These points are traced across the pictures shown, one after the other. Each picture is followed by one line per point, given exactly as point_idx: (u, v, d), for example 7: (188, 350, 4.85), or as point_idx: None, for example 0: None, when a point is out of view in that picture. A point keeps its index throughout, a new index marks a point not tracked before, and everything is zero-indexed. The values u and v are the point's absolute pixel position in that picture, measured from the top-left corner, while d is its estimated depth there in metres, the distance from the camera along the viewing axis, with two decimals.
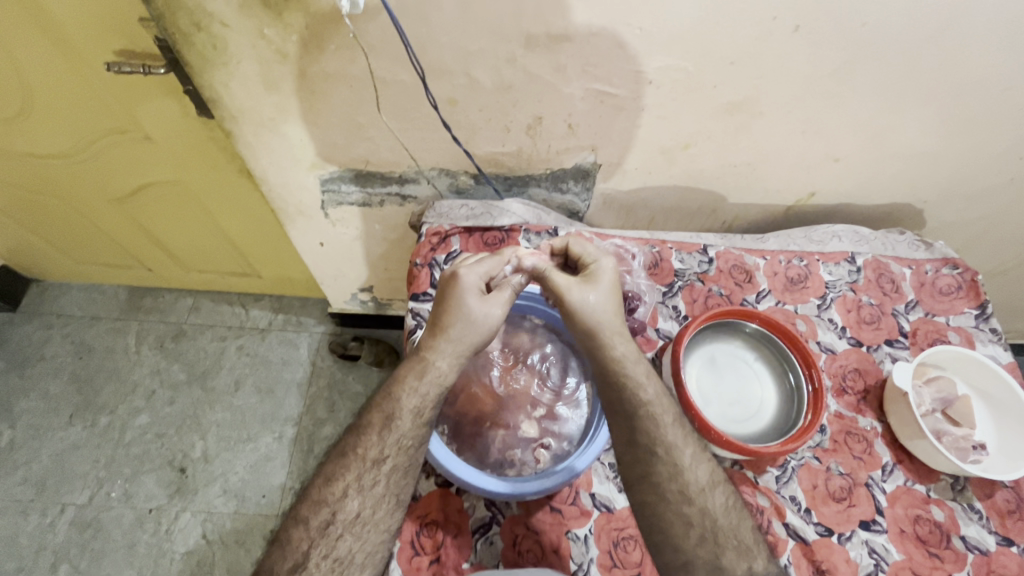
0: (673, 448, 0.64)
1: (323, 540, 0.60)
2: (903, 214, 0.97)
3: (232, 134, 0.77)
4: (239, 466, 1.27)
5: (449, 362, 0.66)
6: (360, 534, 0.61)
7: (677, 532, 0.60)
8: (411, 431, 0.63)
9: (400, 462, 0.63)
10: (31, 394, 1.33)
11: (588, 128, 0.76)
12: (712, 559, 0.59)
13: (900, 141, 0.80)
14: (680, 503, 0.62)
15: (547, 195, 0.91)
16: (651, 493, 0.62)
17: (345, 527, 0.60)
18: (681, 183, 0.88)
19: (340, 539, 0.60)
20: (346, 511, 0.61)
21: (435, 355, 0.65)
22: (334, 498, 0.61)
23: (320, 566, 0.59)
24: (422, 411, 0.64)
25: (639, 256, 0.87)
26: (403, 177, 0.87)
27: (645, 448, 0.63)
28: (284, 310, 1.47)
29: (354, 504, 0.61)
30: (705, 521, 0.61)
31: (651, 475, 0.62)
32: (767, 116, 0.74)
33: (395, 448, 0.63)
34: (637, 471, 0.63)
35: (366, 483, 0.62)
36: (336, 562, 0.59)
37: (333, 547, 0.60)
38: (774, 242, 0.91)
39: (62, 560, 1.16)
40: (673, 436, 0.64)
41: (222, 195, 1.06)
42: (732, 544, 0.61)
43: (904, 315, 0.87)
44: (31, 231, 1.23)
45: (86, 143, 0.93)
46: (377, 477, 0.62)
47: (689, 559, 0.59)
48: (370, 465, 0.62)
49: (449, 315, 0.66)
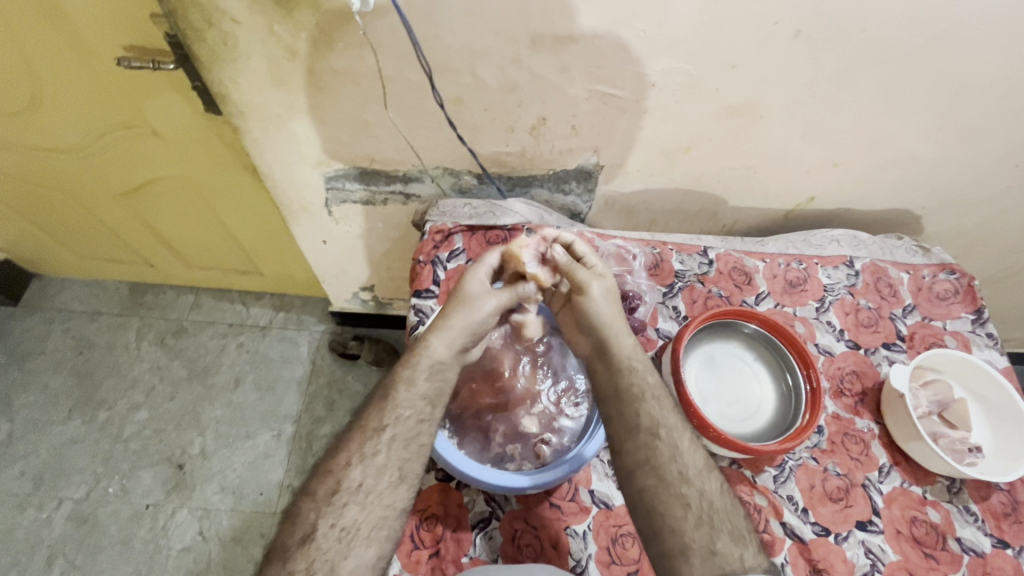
0: (674, 430, 0.64)
1: (329, 509, 0.57)
2: (901, 220, 0.98)
3: (239, 130, 0.77)
4: (237, 463, 1.27)
5: (441, 340, 0.67)
6: (366, 504, 0.58)
7: (676, 514, 0.58)
8: (407, 401, 0.63)
9: (401, 431, 0.62)
10: (30, 388, 1.33)
11: (591, 129, 0.77)
12: (708, 543, 0.56)
13: (898, 147, 0.81)
14: (678, 484, 0.60)
15: (549, 195, 0.92)
16: (651, 477, 0.61)
17: (350, 496, 0.58)
18: (682, 186, 0.89)
19: (345, 508, 0.57)
20: (349, 480, 0.58)
21: (430, 335, 0.68)
22: (339, 468, 0.59)
23: (327, 536, 0.55)
24: (413, 382, 0.65)
25: (640, 257, 0.88)
26: (407, 176, 0.88)
27: (647, 430, 0.63)
28: (285, 308, 1.47)
29: (357, 472, 0.59)
30: (702, 504, 0.59)
31: (652, 459, 0.61)
32: (767, 120, 0.76)
33: (394, 416, 0.62)
34: (639, 454, 0.62)
35: (369, 452, 0.60)
36: (342, 533, 0.56)
37: (339, 516, 0.57)
38: (774, 245, 0.92)
39: (58, 554, 1.16)
40: (674, 419, 0.65)
41: (226, 192, 1.07)
42: (728, 529, 0.58)
43: (902, 319, 0.88)
44: (35, 225, 1.24)
45: (93, 137, 0.94)
46: (379, 445, 0.60)
47: (687, 544, 0.56)
48: (371, 434, 0.61)
49: (451, 301, 0.70)
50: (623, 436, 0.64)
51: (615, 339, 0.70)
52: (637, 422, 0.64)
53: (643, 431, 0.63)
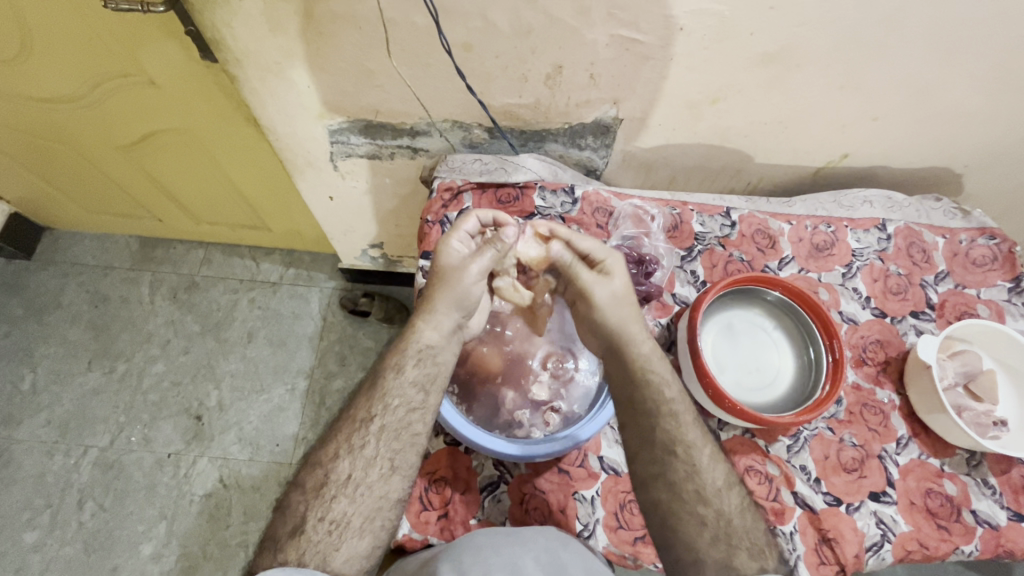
0: (693, 448, 0.61)
1: (316, 502, 0.57)
2: (939, 180, 0.92)
3: (237, 79, 0.73)
4: (252, 416, 1.30)
5: (431, 326, 0.65)
6: (356, 498, 0.57)
7: (689, 531, 0.57)
8: (397, 389, 0.62)
9: (390, 422, 0.60)
10: (50, 340, 1.36)
11: (610, 78, 0.71)
12: (725, 559, 0.55)
13: (947, 98, 0.74)
14: (694, 503, 0.59)
15: (564, 151, 0.86)
16: (665, 491, 0.60)
17: (339, 489, 0.57)
18: (707, 141, 0.83)
19: (334, 501, 0.57)
20: (337, 471, 0.58)
21: (421, 322, 0.65)
22: (327, 460, 0.59)
23: (317, 529, 0.55)
24: (402, 368, 0.63)
25: (658, 218, 0.84)
26: (414, 130, 0.83)
27: (663, 447, 0.61)
28: (295, 263, 1.46)
29: (346, 465, 0.58)
30: (719, 522, 0.58)
31: (667, 474, 0.60)
32: (805, 69, 0.69)
33: (382, 407, 0.61)
34: (653, 468, 0.61)
35: (358, 445, 0.59)
36: (332, 525, 0.55)
37: (328, 509, 0.56)
38: (802, 206, 0.87)
39: (88, 498, 1.21)
40: (695, 438, 0.62)
41: (230, 145, 1.03)
42: (746, 545, 0.57)
43: (933, 286, 0.83)
44: (40, 177, 1.22)
45: (89, 87, 0.90)
46: (367, 437, 0.60)
47: (701, 557, 0.56)
48: (359, 425, 0.60)
49: (435, 281, 0.66)
50: (637, 446, 0.62)
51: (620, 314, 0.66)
52: (654, 432, 0.62)
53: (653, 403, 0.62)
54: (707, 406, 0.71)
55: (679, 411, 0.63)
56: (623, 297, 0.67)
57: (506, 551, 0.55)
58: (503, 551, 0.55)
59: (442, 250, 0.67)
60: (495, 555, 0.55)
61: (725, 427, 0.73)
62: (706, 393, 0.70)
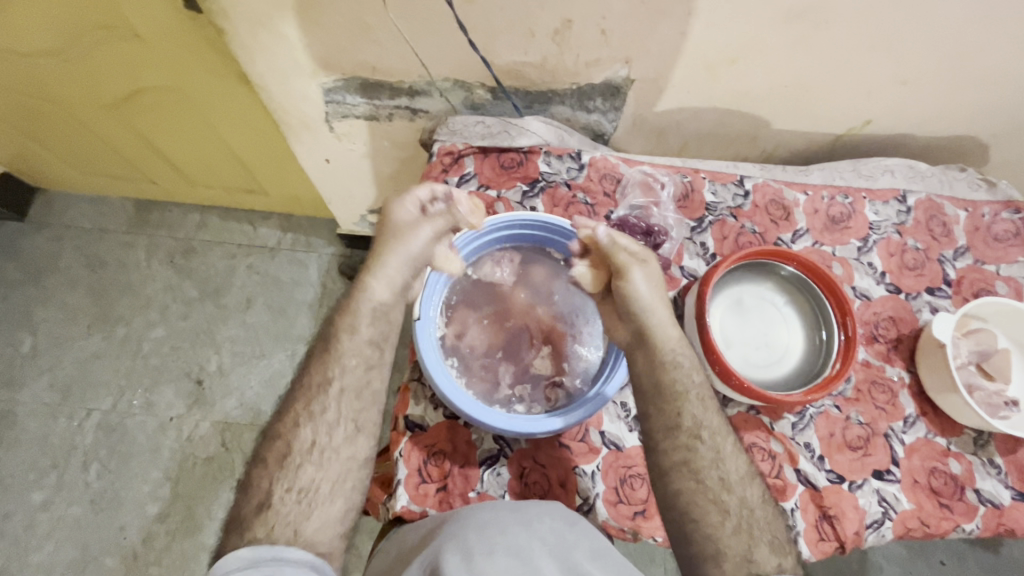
0: (717, 433, 0.61)
1: (282, 474, 0.56)
2: (965, 149, 0.87)
3: (225, 32, 0.68)
4: (253, 381, 1.30)
5: (381, 282, 0.64)
6: (322, 463, 0.57)
7: (702, 514, 0.57)
8: (352, 350, 0.61)
9: (348, 382, 0.60)
10: (48, 303, 1.34)
11: (623, 35, 0.66)
12: (743, 551, 0.56)
13: (987, 59, 0.69)
14: (717, 490, 0.58)
15: (571, 114, 0.82)
16: (689, 479, 0.59)
17: (304, 457, 0.57)
18: (722, 105, 0.78)
19: (301, 469, 0.56)
20: (301, 439, 0.57)
21: (370, 277, 0.64)
22: (287, 429, 0.58)
23: (285, 500, 0.55)
24: (356, 328, 0.62)
25: (669, 186, 0.81)
26: (413, 89, 0.78)
27: (689, 433, 0.60)
28: (294, 229, 1.43)
29: (307, 432, 0.58)
30: (741, 511, 0.58)
31: (691, 461, 0.59)
32: (833, 26, 0.64)
33: (339, 368, 0.60)
34: (676, 456, 0.60)
35: (317, 410, 0.59)
36: (301, 494, 0.55)
37: (295, 479, 0.56)
38: (819, 175, 0.83)
39: (93, 459, 1.22)
40: (699, 418, 0.61)
41: (220, 103, 0.98)
42: (767, 538, 0.58)
43: (951, 262, 0.80)
44: (28, 136, 1.17)
45: (69, 40, 0.85)
46: (327, 402, 0.59)
47: (720, 548, 0.56)
48: (318, 391, 0.59)
49: (383, 238, 0.66)
50: (661, 434, 0.61)
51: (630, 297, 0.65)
52: None
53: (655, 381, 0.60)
54: (712, 382, 0.69)
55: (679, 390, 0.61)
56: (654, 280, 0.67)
57: (514, 531, 0.54)
58: (509, 531, 0.54)
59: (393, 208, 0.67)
60: (501, 534, 0.53)
61: (730, 404, 0.71)
62: (712, 370, 0.68)
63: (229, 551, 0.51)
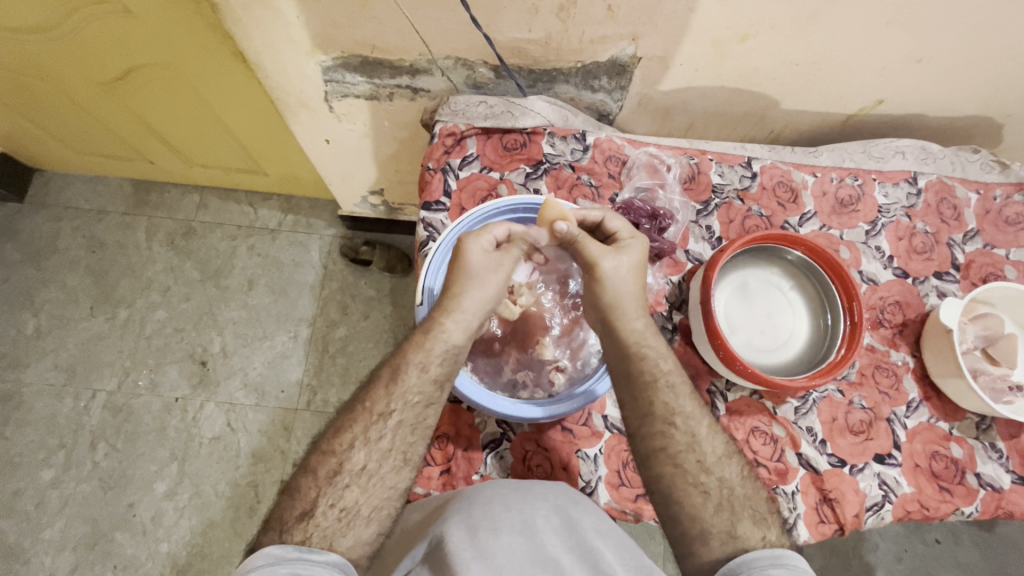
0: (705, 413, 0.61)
1: (328, 489, 0.55)
2: (977, 129, 0.85)
3: (218, 8, 0.65)
4: (257, 362, 1.30)
5: (456, 324, 0.60)
6: (367, 487, 0.56)
7: (701, 499, 0.57)
8: (418, 386, 0.58)
9: (407, 417, 0.58)
10: (50, 284, 1.34)
11: (630, 11, 0.64)
12: (732, 526, 0.56)
13: (1004, 38, 0.67)
14: (695, 472, 0.58)
15: (575, 93, 0.80)
16: (680, 460, 0.58)
17: (352, 478, 0.55)
18: (731, 84, 0.76)
19: (346, 489, 0.55)
20: (352, 462, 0.56)
21: (442, 315, 0.60)
22: (342, 449, 0.57)
23: (327, 515, 0.54)
24: (427, 366, 0.59)
25: (675, 168, 0.79)
26: (414, 68, 0.76)
27: (677, 413, 0.60)
28: (293, 210, 1.42)
29: (360, 456, 0.56)
30: (732, 488, 0.58)
31: (674, 444, 0.59)
32: (846, 3, 0.62)
33: (394, 399, 0.58)
34: (665, 441, 0.59)
35: (374, 436, 0.57)
36: (342, 513, 0.54)
37: (340, 496, 0.55)
38: (828, 156, 0.81)
39: (100, 439, 1.24)
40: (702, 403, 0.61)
41: (217, 81, 0.96)
42: (749, 513, 0.57)
43: (960, 246, 0.80)
44: (22, 114, 1.15)
45: (60, 16, 0.83)
46: (384, 430, 0.57)
47: (711, 525, 0.56)
48: (376, 419, 0.58)
49: (457, 279, 0.61)
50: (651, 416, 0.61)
51: (621, 322, 0.62)
52: (664, 407, 0.60)
53: (659, 381, 0.61)
54: (717, 366, 0.69)
55: (681, 390, 0.61)
56: (630, 272, 0.62)
57: (517, 507, 0.54)
58: (513, 508, 0.54)
59: (470, 253, 0.61)
60: (506, 511, 0.53)
61: (732, 388, 0.71)
62: (716, 353, 0.67)
63: (262, 547, 0.51)
